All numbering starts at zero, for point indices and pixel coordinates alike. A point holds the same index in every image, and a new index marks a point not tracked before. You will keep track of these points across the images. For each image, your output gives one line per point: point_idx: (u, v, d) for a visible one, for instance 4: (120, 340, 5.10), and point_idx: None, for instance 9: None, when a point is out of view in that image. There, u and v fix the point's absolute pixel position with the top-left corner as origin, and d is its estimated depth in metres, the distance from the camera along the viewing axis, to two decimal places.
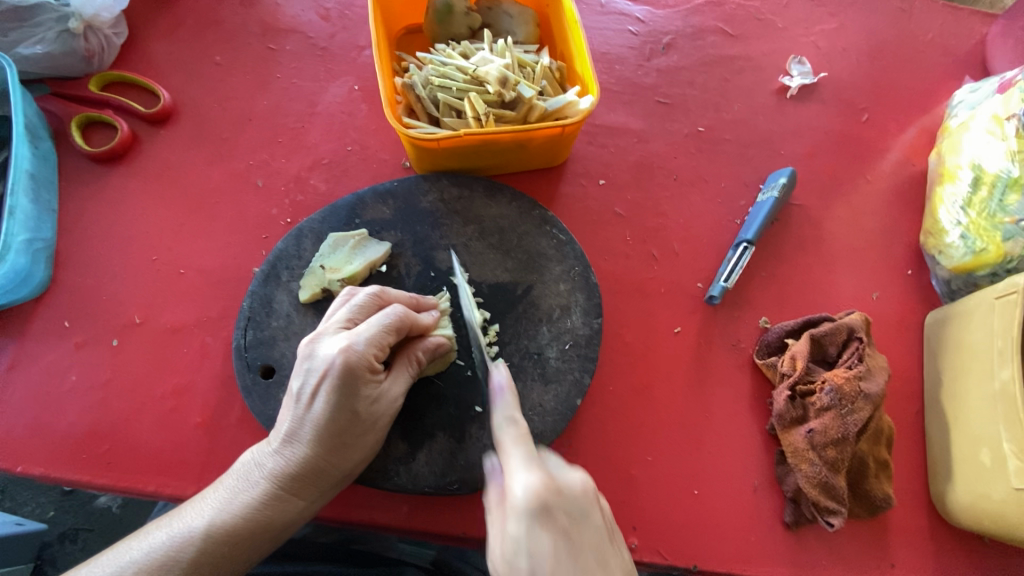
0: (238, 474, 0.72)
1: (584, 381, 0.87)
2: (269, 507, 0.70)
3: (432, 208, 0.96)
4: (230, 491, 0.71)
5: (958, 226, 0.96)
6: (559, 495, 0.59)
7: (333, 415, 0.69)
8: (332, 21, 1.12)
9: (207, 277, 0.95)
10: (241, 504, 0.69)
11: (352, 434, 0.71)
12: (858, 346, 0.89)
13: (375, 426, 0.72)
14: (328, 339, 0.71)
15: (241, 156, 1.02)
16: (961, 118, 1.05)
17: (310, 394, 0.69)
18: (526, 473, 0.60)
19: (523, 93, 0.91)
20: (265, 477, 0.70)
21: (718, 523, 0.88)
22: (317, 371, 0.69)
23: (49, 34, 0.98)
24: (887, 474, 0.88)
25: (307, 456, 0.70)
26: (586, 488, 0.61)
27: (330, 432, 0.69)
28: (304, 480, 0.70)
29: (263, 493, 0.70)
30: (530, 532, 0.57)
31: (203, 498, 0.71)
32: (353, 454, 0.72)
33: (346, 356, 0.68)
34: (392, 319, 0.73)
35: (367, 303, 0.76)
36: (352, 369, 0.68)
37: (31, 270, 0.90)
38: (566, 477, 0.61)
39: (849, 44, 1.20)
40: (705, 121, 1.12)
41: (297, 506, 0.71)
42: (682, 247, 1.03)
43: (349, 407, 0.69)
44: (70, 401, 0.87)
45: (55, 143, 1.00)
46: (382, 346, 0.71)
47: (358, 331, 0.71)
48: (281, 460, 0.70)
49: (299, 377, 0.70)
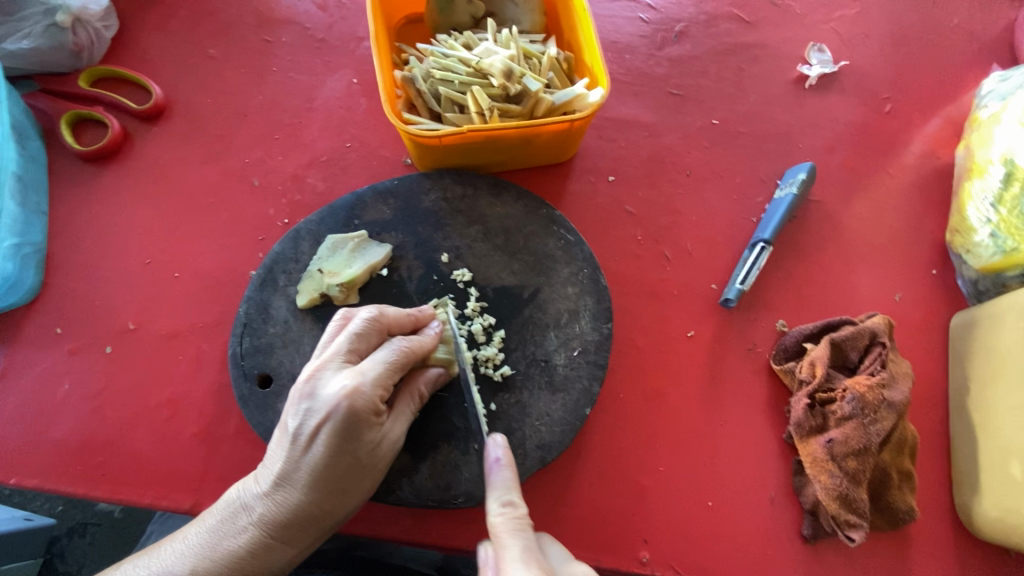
0: (223, 515, 0.68)
1: (593, 389, 0.84)
2: (257, 556, 0.67)
3: (434, 208, 0.92)
4: (214, 534, 0.67)
5: (987, 225, 0.91)
6: None
7: (332, 461, 0.65)
8: (330, 11, 1.08)
9: (203, 281, 0.91)
10: (226, 551, 0.66)
11: (350, 481, 0.68)
12: (881, 352, 0.85)
13: (373, 471, 0.69)
14: (330, 376, 0.67)
15: (236, 154, 0.99)
16: (990, 109, 0.99)
17: (307, 437, 0.65)
18: (526, 575, 0.58)
19: (529, 86, 0.86)
20: (253, 522, 0.67)
21: (734, 535, 0.84)
22: (317, 413, 0.65)
23: (36, 28, 0.95)
24: (910, 485, 0.84)
25: (302, 503, 0.67)
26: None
27: (327, 479, 0.66)
28: (294, 528, 0.67)
29: (251, 540, 0.67)
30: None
31: (184, 538, 0.68)
32: (349, 500, 0.69)
33: (351, 400, 0.64)
34: (397, 355, 0.70)
35: (368, 332, 0.71)
36: (358, 413, 0.65)
37: (19, 276, 0.87)
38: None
39: (871, 31, 1.14)
40: (719, 113, 1.07)
41: (287, 553, 0.68)
42: (695, 246, 0.99)
43: (350, 453, 0.66)
44: (64, 409, 0.85)
45: (45, 142, 0.96)
46: (387, 387, 0.68)
47: (363, 370, 0.67)
48: (271, 505, 0.67)
49: (296, 416, 0.66)
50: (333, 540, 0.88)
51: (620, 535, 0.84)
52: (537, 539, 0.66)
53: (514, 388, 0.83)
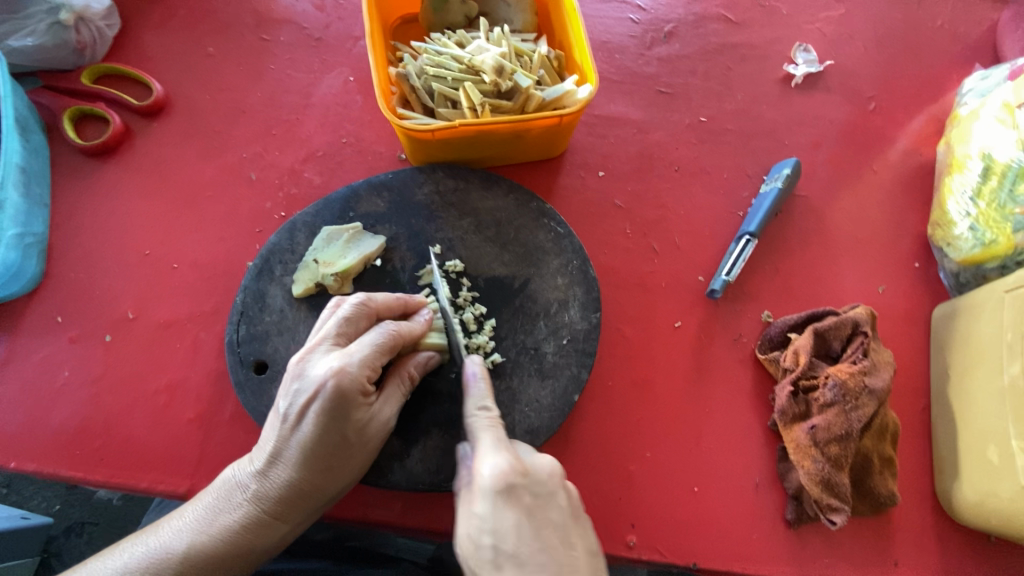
0: (218, 493, 0.71)
1: (582, 376, 0.86)
2: (252, 530, 0.69)
3: (427, 201, 0.94)
4: (210, 511, 0.70)
5: (967, 218, 0.93)
6: (525, 476, 0.60)
7: (321, 439, 0.67)
8: (327, 11, 1.10)
9: (201, 272, 0.94)
10: (221, 526, 0.68)
11: (341, 459, 0.69)
12: (863, 341, 0.87)
13: (363, 449, 0.71)
14: (319, 358, 0.69)
15: (234, 149, 1.01)
16: (970, 106, 1.02)
17: (297, 416, 0.67)
18: (494, 456, 0.61)
19: (520, 82, 0.89)
20: (248, 499, 0.69)
21: (719, 520, 0.86)
22: (306, 393, 0.67)
23: (40, 26, 0.97)
24: (891, 471, 0.86)
25: (294, 480, 0.69)
26: (555, 473, 0.62)
27: (317, 457, 0.68)
28: (287, 504, 0.69)
29: (246, 516, 0.69)
30: (494, 510, 0.58)
31: (181, 515, 0.70)
32: (340, 477, 0.71)
33: (339, 379, 0.66)
34: (385, 338, 0.71)
35: (356, 316, 0.74)
36: (346, 392, 0.66)
37: (22, 264, 0.89)
38: (534, 460, 0.62)
39: (856, 32, 1.17)
40: (707, 111, 1.10)
41: (280, 528, 0.70)
42: (683, 239, 1.01)
43: (339, 432, 0.68)
44: (64, 396, 0.86)
45: (47, 137, 0.98)
46: (375, 367, 0.70)
47: (351, 351, 0.69)
48: (264, 483, 0.69)
49: (287, 397, 0.68)
50: (325, 530, 0.90)
51: (608, 520, 0.86)
52: (513, 439, 0.69)
53: (504, 375, 0.85)
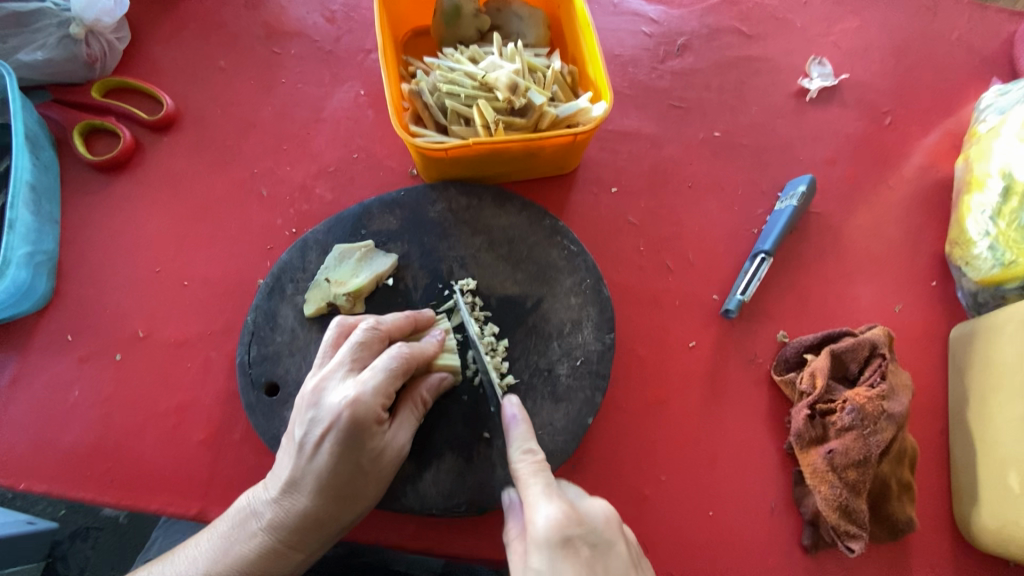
0: (234, 521, 0.70)
1: (596, 399, 0.85)
2: (266, 560, 0.68)
3: (440, 218, 0.93)
4: (226, 540, 0.69)
5: (986, 237, 0.92)
6: (582, 525, 0.58)
7: (336, 467, 0.66)
8: (337, 24, 1.09)
9: (211, 289, 0.93)
10: (237, 556, 0.68)
11: (356, 487, 0.69)
12: (881, 363, 0.86)
13: (378, 476, 0.70)
14: (334, 386, 0.69)
15: (244, 164, 1.00)
16: (989, 123, 1.00)
17: (313, 444, 0.67)
18: (547, 503, 0.60)
19: (534, 99, 0.88)
20: (263, 527, 0.69)
21: (734, 544, 0.85)
22: (321, 422, 0.66)
23: (50, 40, 0.97)
24: (910, 496, 0.85)
25: (309, 508, 0.68)
26: (610, 519, 0.61)
27: (332, 485, 0.67)
28: (302, 533, 0.69)
29: (261, 545, 0.68)
30: (553, 563, 0.56)
31: (198, 543, 0.70)
32: (355, 505, 0.70)
33: (353, 408, 0.65)
34: (398, 362, 0.70)
35: (369, 341, 0.73)
36: (360, 421, 0.66)
37: (32, 283, 0.88)
38: (586, 506, 0.61)
39: (871, 44, 1.16)
40: (721, 126, 1.09)
41: (294, 558, 0.70)
42: (697, 257, 1.00)
43: (353, 461, 0.67)
44: (73, 415, 0.86)
45: (57, 152, 0.98)
46: (388, 394, 0.69)
47: (364, 378, 0.68)
48: (279, 511, 0.69)
49: (302, 426, 0.68)
50: (338, 547, 0.87)
51: None
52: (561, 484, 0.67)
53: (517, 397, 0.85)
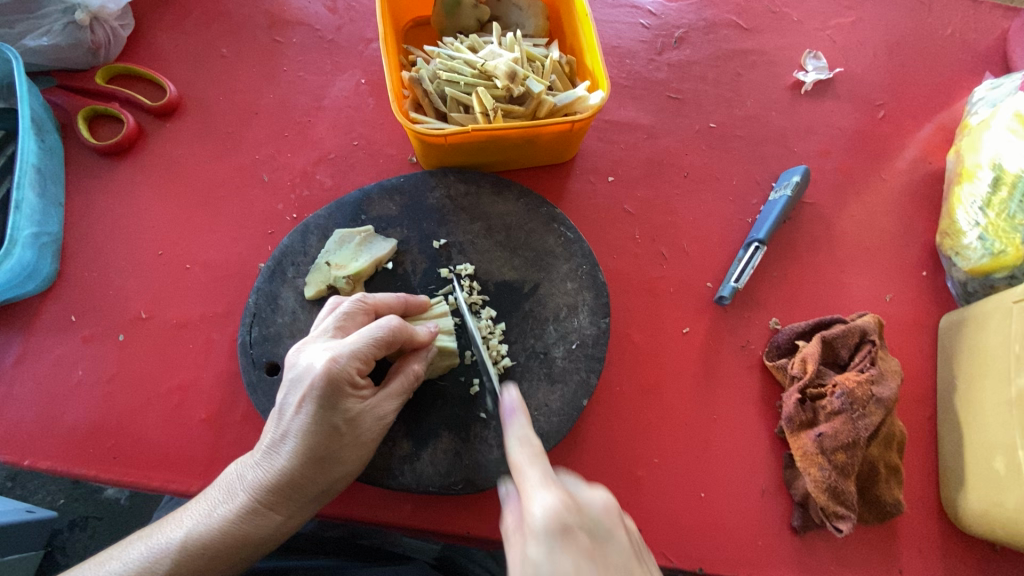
0: (219, 486, 0.72)
1: (590, 381, 0.86)
2: (245, 521, 0.69)
3: (439, 205, 0.94)
4: (210, 503, 0.70)
5: (976, 227, 0.93)
6: (579, 514, 0.57)
7: (312, 428, 0.68)
8: (339, 13, 1.11)
9: (213, 273, 0.94)
10: (219, 517, 0.69)
11: (333, 450, 0.70)
12: (871, 350, 0.88)
13: (356, 441, 0.71)
14: (315, 350, 0.71)
15: (247, 151, 1.02)
16: (981, 115, 1.02)
17: (292, 406, 0.69)
18: (544, 492, 0.58)
19: (532, 88, 0.89)
20: (243, 489, 0.70)
21: (725, 526, 0.87)
22: (299, 382, 0.69)
23: (55, 26, 0.98)
24: (898, 479, 0.86)
25: (286, 470, 0.69)
26: (608, 507, 0.60)
27: (308, 446, 0.68)
28: (281, 495, 0.70)
29: (242, 507, 0.69)
30: (551, 554, 0.54)
31: (184, 508, 0.71)
32: (333, 469, 0.71)
33: (329, 368, 0.67)
34: (382, 331, 0.71)
35: (354, 310, 0.75)
36: (335, 380, 0.67)
37: (37, 264, 0.90)
38: (586, 496, 0.60)
39: (866, 39, 1.17)
40: (717, 117, 1.10)
41: (274, 522, 0.70)
42: (691, 245, 1.01)
43: (329, 421, 0.68)
44: (77, 394, 0.87)
45: (62, 137, 0.99)
46: (367, 358, 0.70)
47: (344, 342, 0.70)
48: (260, 474, 0.70)
49: (284, 388, 0.70)
50: (338, 528, 0.90)
51: None
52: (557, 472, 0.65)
53: (513, 379, 0.86)
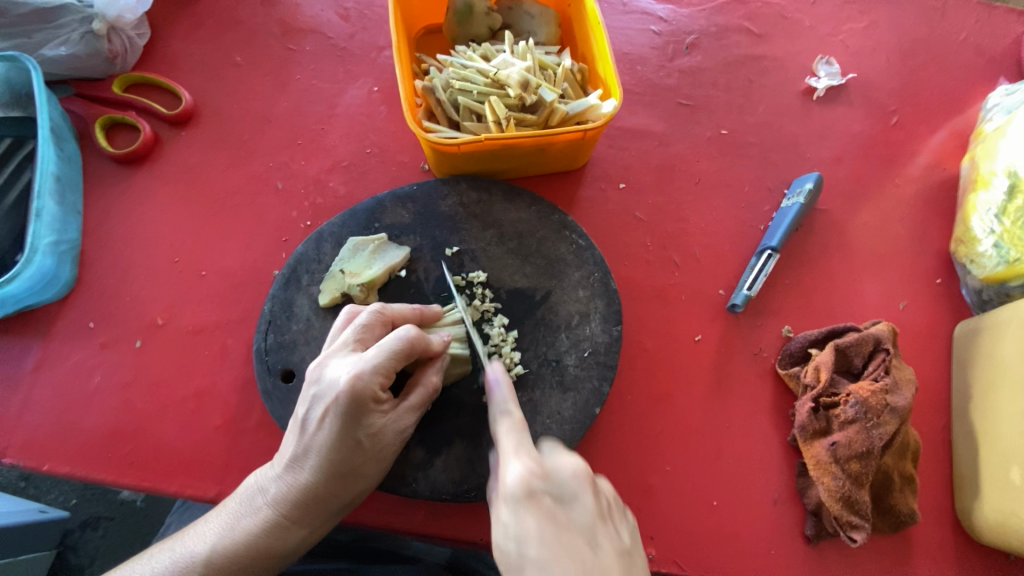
0: (242, 498, 0.73)
1: (603, 389, 0.86)
2: (270, 534, 0.70)
3: (451, 213, 0.95)
4: (234, 515, 0.72)
5: (991, 235, 0.93)
6: (546, 481, 0.58)
7: (336, 444, 0.69)
8: (352, 21, 1.11)
9: (228, 280, 0.95)
10: (243, 530, 0.70)
11: (355, 464, 0.71)
12: (885, 358, 0.87)
13: (377, 455, 0.72)
14: (336, 364, 0.71)
15: (261, 158, 1.02)
16: (995, 122, 1.01)
17: (315, 421, 0.70)
18: (515, 461, 0.60)
19: (545, 96, 0.90)
20: (267, 503, 0.71)
21: (738, 534, 0.87)
22: (323, 398, 0.69)
23: (73, 35, 0.99)
24: (912, 488, 0.86)
25: (309, 484, 0.71)
26: (577, 473, 0.59)
27: (332, 461, 0.70)
28: (304, 509, 0.71)
29: (266, 520, 0.71)
30: (516, 515, 0.55)
31: (208, 520, 0.73)
32: (356, 483, 0.72)
33: (352, 384, 0.67)
34: (401, 344, 0.71)
35: (372, 323, 0.75)
36: (358, 395, 0.68)
37: (57, 271, 0.91)
38: (556, 462, 0.60)
39: (879, 44, 1.17)
40: (729, 124, 1.10)
41: (297, 534, 0.72)
42: (703, 252, 1.01)
43: (352, 437, 0.69)
44: (95, 400, 0.88)
45: (80, 145, 1.01)
46: (389, 373, 0.70)
47: (365, 356, 0.70)
48: (283, 487, 0.71)
49: (305, 402, 0.71)
50: (347, 531, 0.91)
51: None
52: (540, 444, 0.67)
53: (526, 387, 0.86)
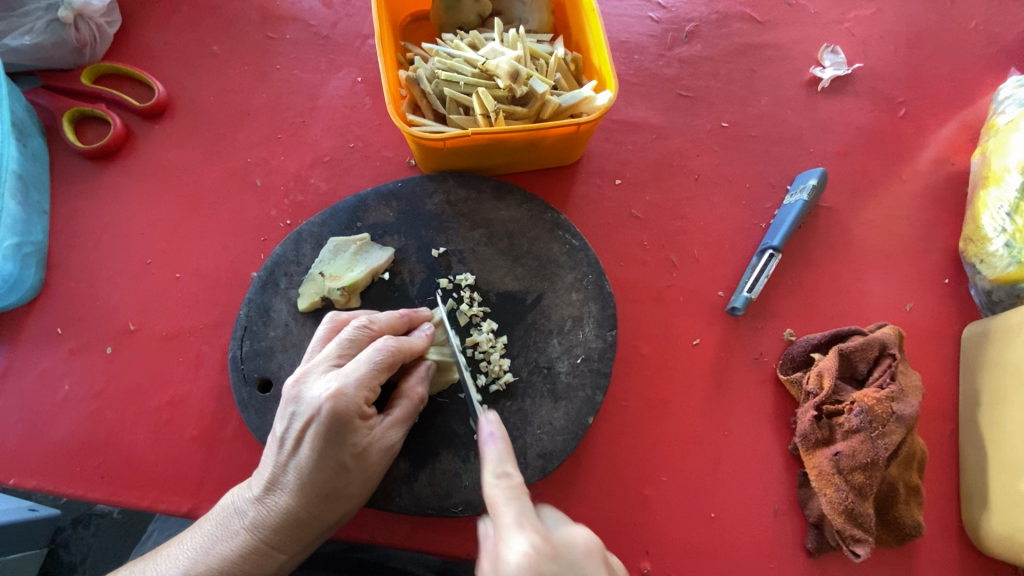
0: (218, 520, 0.69)
1: (596, 398, 0.83)
2: (248, 560, 0.67)
3: (438, 211, 0.90)
4: (209, 538, 0.68)
5: (1002, 234, 0.89)
6: (557, 560, 0.53)
7: (318, 465, 0.65)
8: (334, 8, 1.06)
9: (204, 282, 0.91)
10: (218, 554, 0.66)
11: (338, 485, 0.67)
12: (890, 364, 0.84)
13: (362, 475, 0.68)
14: (317, 380, 0.67)
15: (238, 153, 0.98)
16: (1008, 115, 0.97)
17: (294, 440, 0.66)
18: (518, 537, 0.54)
19: (536, 87, 0.84)
20: (245, 526, 0.67)
21: (736, 547, 0.83)
22: (300, 418, 0.65)
23: (38, 24, 0.93)
24: (917, 499, 0.82)
25: (290, 507, 0.67)
26: (590, 550, 0.55)
27: (313, 483, 0.66)
28: (284, 532, 0.67)
29: (243, 544, 0.67)
30: None
31: (181, 542, 0.69)
32: (339, 504, 0.69)
33: (335, 402, 0.64)
34: (383, 355, 0.68)
35: (355, 336, 0.71)
36: (340, 415, 0.64)
37: (21, 275, 0.86)
38: (565, 538, 0.55)
39: (886, 32, 1.11)
40: (729, 116, 1.05)
41: (278, 559, 0.68)
42: (702, 252, 0.97)
43: (334, 457, 0.65)
44: (63, 410, 0.84)
45: (47, 140, 0.95)
46: (373, 387, 0.67)
47: (347, 371, 0.67)
48: (262, 509, 0.68)
49: (283, 420, 0.67)
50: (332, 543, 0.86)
51: (621, 545, 0.83)
52: (541, 508, 0.62)
53: (515, 396, 0.82)
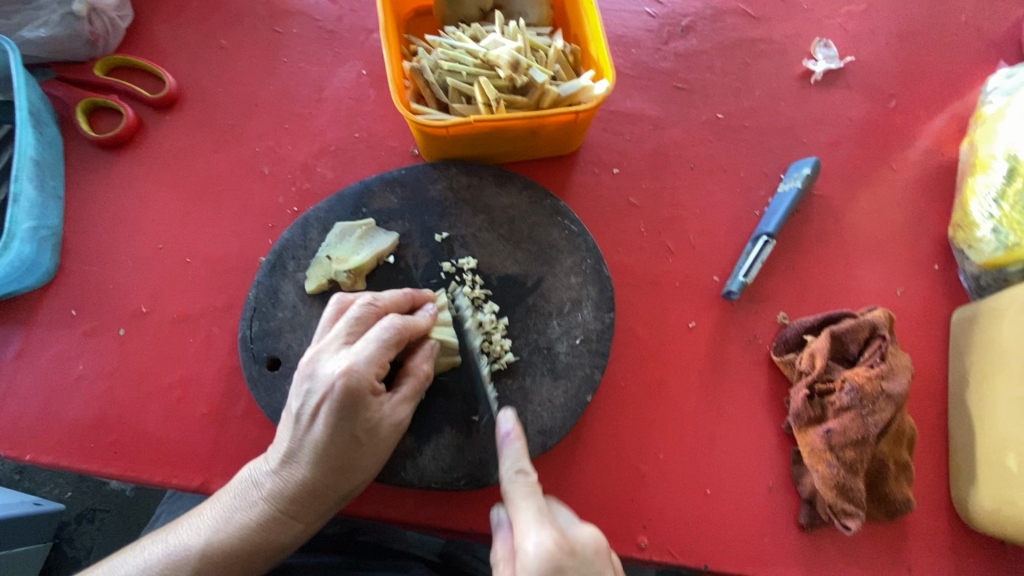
0: (236, 492, 0.72)
1: (595, 377, 0.85)
2: (266, 529, 0.69)
3: (441, 197, 0.93)
4: (227, 509, 0.70)
5: (989, 220, 0.91)
6: (573, 556, 0.60)
7: (332, 439, 0.68)
8: (340, 3, 1.09)
9: (213, 267, 0.93)
10: (238, 524, 0.69)
11: (352, 458, 0.70)
12: (881, 344, 0.86)
13: (375, 448, 0.71)
14: (329, 358, 0.69)
15: (247, 143, 1.00)
16: (995, 105, 0.99)
17: (309, 416, 0.68)
18: (538, 532, 0.61)
19: (536, 77, 0.87)
20: (263, 497, 0.70)
21: (731, 523, 0.86)
22: (314, 395, 0.68)
23: (53, 17, 0.96)
24: (907, 476, 0.85)
25: (305, 479, 0.69)
26: (599, 548, 0.62)
27: (328, 457, 0.68)
28: (300, 503, 0.70)
29: (262, 514, 0.69)
30: None
31: (200, 513, 0.71)
32: (353, 476, 0.71)
33: (347, 378, 0.66)
34: (391, 333, 0.71)
35: (363, 315, 0.73)
36: (353, 391, 0.66)
37: (36, 258, 0.89)
38: (578, 534, 0.62)
39: (878, 27, 1.14)
40: (724, 108, 1.08)
41: (294, 528, 0.71)
42: (698, 239, 1.00)
43: (348, 431, 0.68)
44: (77, 389, 0.87)
45: (61, 130, 0.98)
46: (382, 364, 0.70)
47: (357, 349, 0.69)
48: (278, 481, 0.70)
49: (298, 397, 0.69)
50: (337, 524, 0.90)
51: (620, 520, 0.85)
52: (550, 501, 0.68)
53: (516, 374, 0.85)
